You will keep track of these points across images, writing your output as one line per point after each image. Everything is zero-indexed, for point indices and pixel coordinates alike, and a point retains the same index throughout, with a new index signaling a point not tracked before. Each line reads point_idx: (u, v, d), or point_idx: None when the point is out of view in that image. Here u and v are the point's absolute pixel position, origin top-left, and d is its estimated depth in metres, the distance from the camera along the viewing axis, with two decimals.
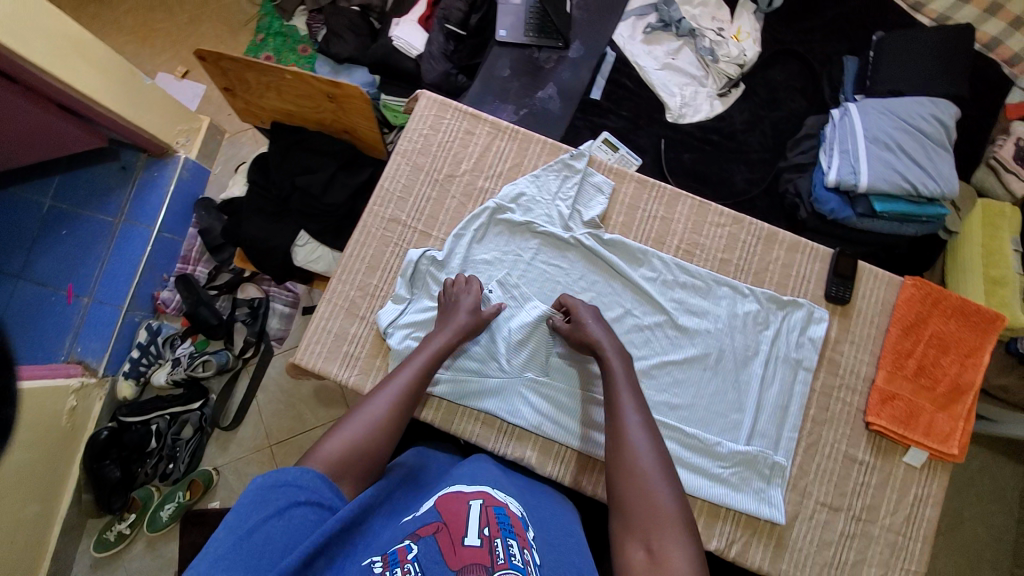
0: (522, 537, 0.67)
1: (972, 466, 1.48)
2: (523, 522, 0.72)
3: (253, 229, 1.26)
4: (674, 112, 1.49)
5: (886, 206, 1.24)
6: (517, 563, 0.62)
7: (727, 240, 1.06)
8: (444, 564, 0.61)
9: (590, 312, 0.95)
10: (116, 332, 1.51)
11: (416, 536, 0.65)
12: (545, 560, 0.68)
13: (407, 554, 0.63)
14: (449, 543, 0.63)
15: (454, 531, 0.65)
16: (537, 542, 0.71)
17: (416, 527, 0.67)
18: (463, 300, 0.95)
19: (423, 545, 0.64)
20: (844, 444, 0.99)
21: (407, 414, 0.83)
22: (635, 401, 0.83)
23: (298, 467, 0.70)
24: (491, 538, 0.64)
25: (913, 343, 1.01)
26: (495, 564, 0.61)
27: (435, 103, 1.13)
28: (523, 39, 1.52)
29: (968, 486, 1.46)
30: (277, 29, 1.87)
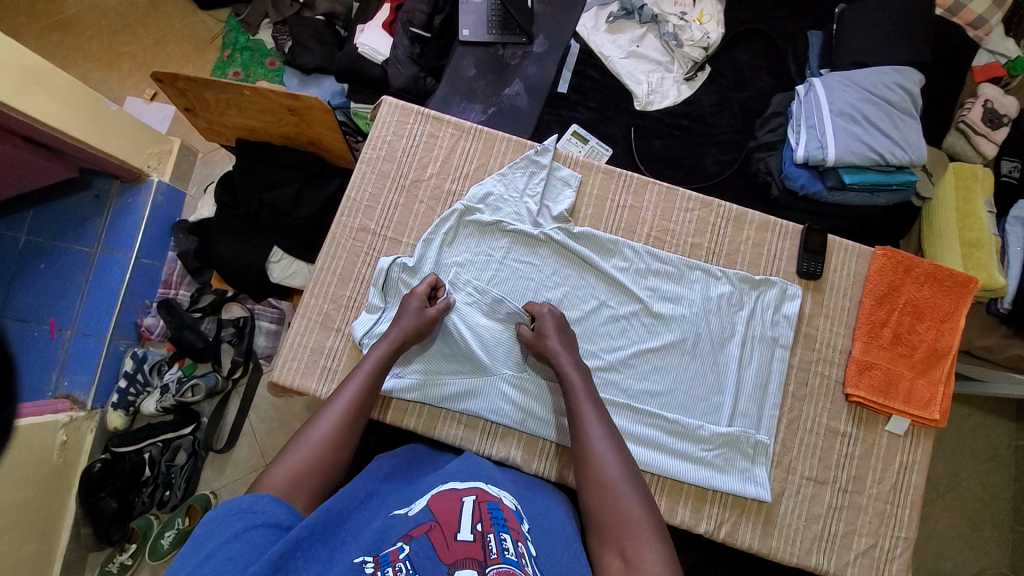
0: (515, 531, 0.68)
1: (962, 428, 1.49)
2: (518, 515, 0.73)
3: (224, 249, 1.25)
4: (642, 100, 1.49)
5: (855, 178, 1.24)
6: (510, 556, 0.63)
7: (697, 224, 1.06)
8: (438, 560, 0.60)
9: (552, 319, 0.94)
10: (101, 364, 1.49)
11: (409, 536, 0.64)
12: (539, 553, 0.69)
13: (400, 554, 0.61)
14: (442, 540, 0.63)
15: (446, 528, 0.65)
16: (532, 533, 0.72)
17: (408, 528, 0.66)
18: (408, 308, 0.94)
19: (416, 544, 0.63)
20: (825, 417, 0.99)
21: (356, 429, 0.81)
22: (597, 412, 0.83)
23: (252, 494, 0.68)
24: (484, 533, 0.65)
25: (888, 312, 1.02)
26: (488, 559, 0.61)
27: (396, 108, 1.12)
28: (486, 37, 1.51)
29: (959, 448, 1.47)
30: (243, 44, 1.86)
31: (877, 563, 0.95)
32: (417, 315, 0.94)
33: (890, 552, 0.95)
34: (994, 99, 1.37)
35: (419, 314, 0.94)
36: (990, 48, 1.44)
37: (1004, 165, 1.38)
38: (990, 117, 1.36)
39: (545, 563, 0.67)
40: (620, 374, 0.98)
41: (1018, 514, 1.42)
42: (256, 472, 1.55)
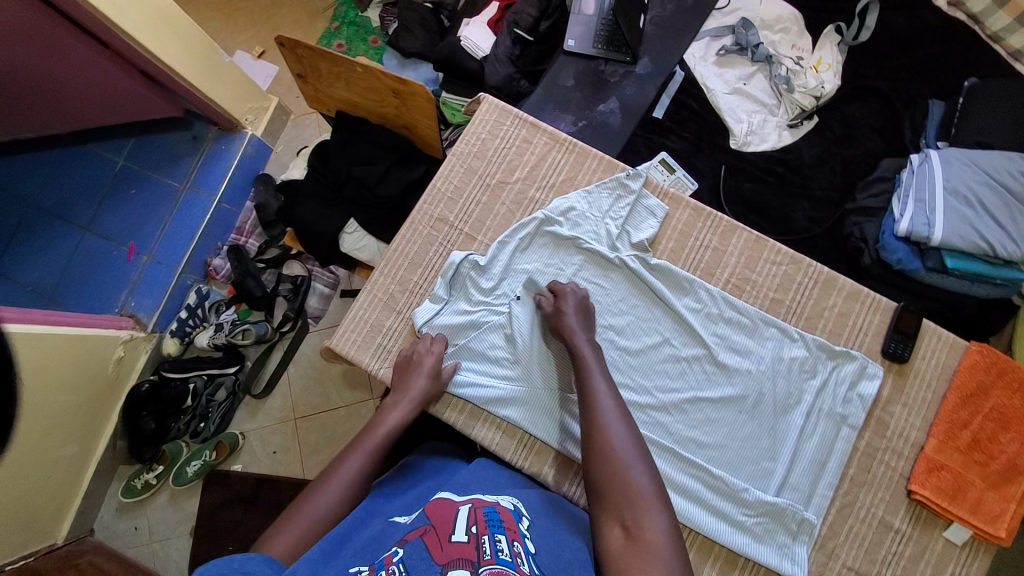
0: (511, 532, 0.68)
1: None
2: (515, 516, 0.73)
3: (306, 212, 1.29)
4: (739, 139, 1.44)
5: (959, 263, 1.15)
6: (504, 557, 0.62)
7: (781, 280, 1.01)
8: (431, 561, 0.59)
9: (575, 301, 0.95)
10: (168, 292, 1.58)
11: (403, 542, 0.65)
12: (539, 552, 0.67)
13: (394, 557, 0.62)
14: (435, 542, 0.62)
15: (440, 531, 0.65)
16: (530, 533, 0.71)
17: (404, 535, 0.67)
18: (421, 368, 0.94)
19: (410, 547, 0.63)
20: (881, 509, 0.92)
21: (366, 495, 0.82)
22: (605, 382, 0.83)
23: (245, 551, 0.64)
24: (477, 535, 0.64)
25: (971, 413, 0.94)
26: (481, 559, 0.60)
27: (496, 108, 1.13)
28: (591, 50, 1.50)
29: None
30: (352, 18, 1.93)
31: None
32: (432, 378, 0.94)
33: None
34: None
35: (433, 376, 0.94)
36: None
37: None
38: None
39: (544, 560, 0.66)
40: (670, 417, 0.95)
41: None
42: (284, 424, 1.60)
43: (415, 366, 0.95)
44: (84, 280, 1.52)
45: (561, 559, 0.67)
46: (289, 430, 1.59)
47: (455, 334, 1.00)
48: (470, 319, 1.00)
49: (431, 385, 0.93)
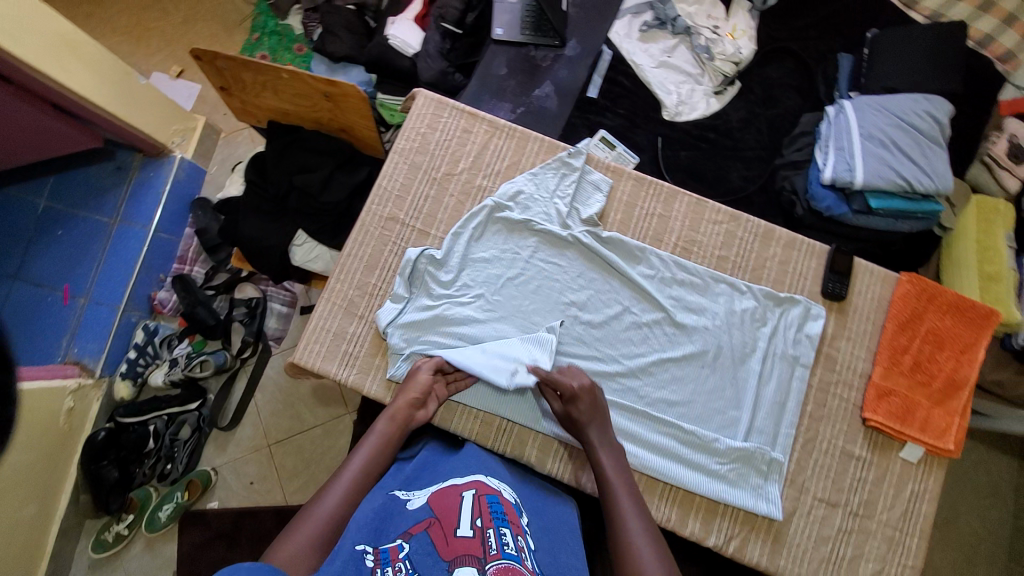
0: (515, 525, 0.70)
1: (968, 462, 1.56)
2: (516, 509, 0.75)
3: (250, 229, 1.25)
4: (671, 110, 1.50)
5: (882, 203, 1.24)
6: (509, 551, 0.64)
7: (724, 237, 1.07)
8: (437, 557, 0.61)
9: (586, 392, 0.89)
10: (114, 332, 1.51)
11: (409, 534, 0.65)
12: (538, 549, 0.71)
13: (400, 553, 0.63)
14: (441, 537, 0.64)
15: (446, 524, 0.66)
16: (531, 527, 0.74)
17: (409, 524, 0.67)
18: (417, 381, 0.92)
19: (415, 542, 0.64)
20: (841, 439, 0.99)
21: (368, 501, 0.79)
22: (611, 452, 0.87)
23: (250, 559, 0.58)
24: (483, 529, 0.66)
25: (908, 339, 1.02)
26: (487, 554, 0.62)
27: (432, 101, 1.13)
28: (519, 38, 1.52)
29: (964, 480, 1.55)
30: (272, 27, 1.87)
31: None
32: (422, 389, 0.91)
33: None
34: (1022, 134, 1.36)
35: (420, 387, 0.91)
36: (1019, 83, 1.44)
37: None
38: (1017, 152, 1.36)
39: (543, 558, 0.70)
40: (640, 382, 0.98)
41: (1018, 552, 1.50)
42: (258, 452, 1.55)
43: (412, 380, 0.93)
44: (19, 331, 1.40)
45: (559, 562, 0.71)
46: (264, 457, 1.54)
47: (421, 332, 0.99)
48: (434, 314, 0.99)
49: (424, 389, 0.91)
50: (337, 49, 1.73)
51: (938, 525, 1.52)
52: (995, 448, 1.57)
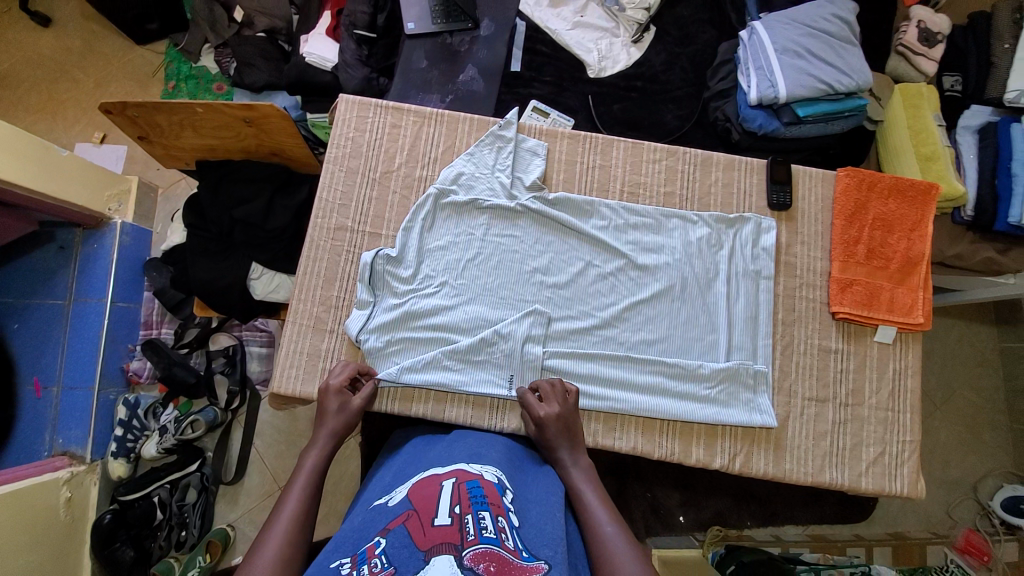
0: (496, 506, 0.70)
1: (957, 337, 1.72)
2: (499, 489, 0.75)
3: (202, 271, 1.23)
4: (595, 67, 1.51)
5: (809, 110, 1.27)
6: (488, 534, 0.64)
7: (666, 174, 1.08)
8: (414, 548, 0.61)
9: (553, 418, 0.91)
10: (94, 415, 1.46)
11: (386, 530, 0.66)
12: (522, 525, 0.71)
13: (376, 549, 0.63)
14: (418, 528, 0.64)
15: (423, 515, 0.67)
16: (514, 505, 0.74)
17: (388, 521, 0.68)
18: (329, 409, 0.92)
19: (392, 536, 0.64)
20: (816, 337, 1.02)
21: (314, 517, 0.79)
22: (592, 484, 0.85)
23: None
24: (462, 515, 0.66)
25: (858, 230, 1.03)
26: (465, 541, 0.62)
27: (354, 104, 1.10)
28: (433, 27, 1.50)
29: (954, 358, 1.71)
30: (187, 72, 1.84)
31: (888, 469, 0.98)
32: (341, 412, 0.92)
33: (899, 457, 0.99)
34: (927, 19, 1.42)
35: (344, 410, 0.92)
36: None
37: (945, 80, 1.44)
38: (926, 36, 1.42)
39: (528, 532, 0.70)
40: (618, 329, 1.01)
41: (1015, 411, 1.68)
42: (270, 496, 1.53)
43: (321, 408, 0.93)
44: (11, 433, 1.42)
45: (544, 534, 0.70)
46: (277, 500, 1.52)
47: (394, 333, 0.99)
48: (403, 314, 0.99)
49: (339, 407, 0.92)
50: (256, 80, 1.68)
51: (936, 404, 1.69)
52: (974, 321, 1.73)
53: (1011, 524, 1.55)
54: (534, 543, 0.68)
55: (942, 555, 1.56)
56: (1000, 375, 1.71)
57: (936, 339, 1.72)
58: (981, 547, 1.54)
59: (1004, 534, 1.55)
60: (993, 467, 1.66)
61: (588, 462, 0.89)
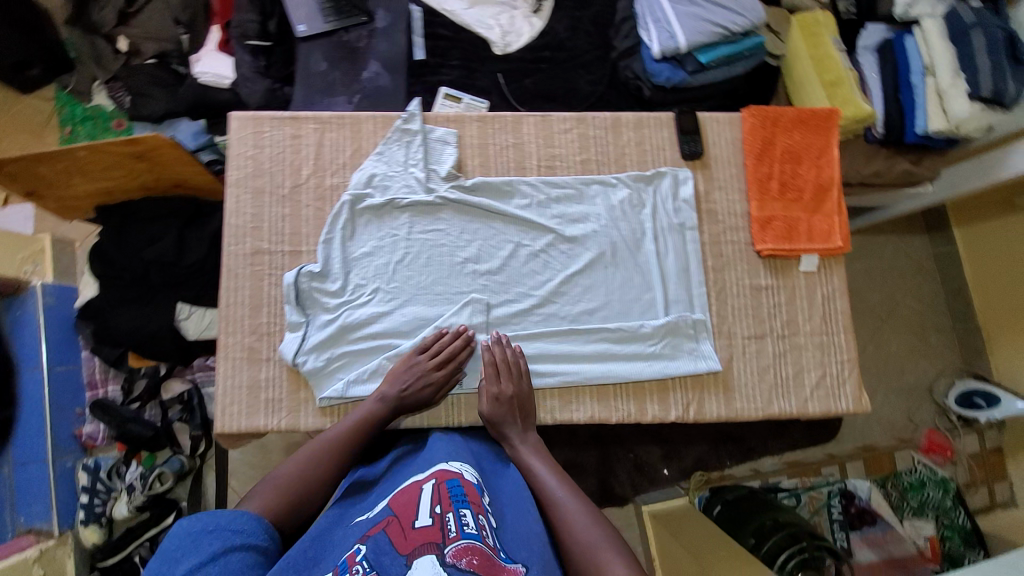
0: (475, 504, 0.73)
1: (891, 252, 1.83)
2: (478, 488, 0.78)
3: (125, 320, 1.17)
4: (500, 44, 1.48)
5: (710, 56, 1.30)
6: (470, 530, 0.69)
7: (580, 142, 1.08)
8: (396, 553, 0.66)
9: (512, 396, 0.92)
10: (53, 486, 1.38)
11: (367, 536, 0.69)
12: (500, 524, 0.76)
13: (357, 556, 0.66)
14: (399, 533, 0.68)
15: (404, 519, 0.70)
16: (492, 505, 0.78)
17: (367, 527, 0.71)
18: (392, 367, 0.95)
19: (373, 543, 0.67)
20: (746, 278, 1.05)
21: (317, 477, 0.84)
22: (546, 464, 0.87)
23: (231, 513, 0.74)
24: (443, 515, 0.70)
25: (769, 166, 1.06)
26: (446, 539, 0.67)
27: (247, 120, 1.04)
28: (325, 27, 1.46)
29: (890, 271, 1.82)
30: (82, 114, 1.71)
31: (832, 390, 1.03)
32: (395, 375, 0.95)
33: (840, 376, 1.03)
34: None
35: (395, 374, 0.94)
36: None
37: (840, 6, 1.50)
38: None
39: (505, 534, 0.75)
40: (557, 304, 1.01)
41: (956, 311, 1.80)
42: None
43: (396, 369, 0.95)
44: None
45: (519, 533, 0.75)
46: None
47: (332, 350, 0.97)
48: (338, 329, 0.97)
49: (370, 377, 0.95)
50: (154, 110, 1.61)
51: (882, 317, 1.80)
52: (905, 234, 1.85)
53: (965, 417, 1.67)
54: (511, 545, 0.73)
55: (910, 457, 1.67)
56: (937, 279, 1.83)
57: (874, 257, 1.82)
58: (942, 444, 1.68)
59: (962, 426, 1.68)
60: (942, 367, 1.78)
61: (536, 437, 0.91)
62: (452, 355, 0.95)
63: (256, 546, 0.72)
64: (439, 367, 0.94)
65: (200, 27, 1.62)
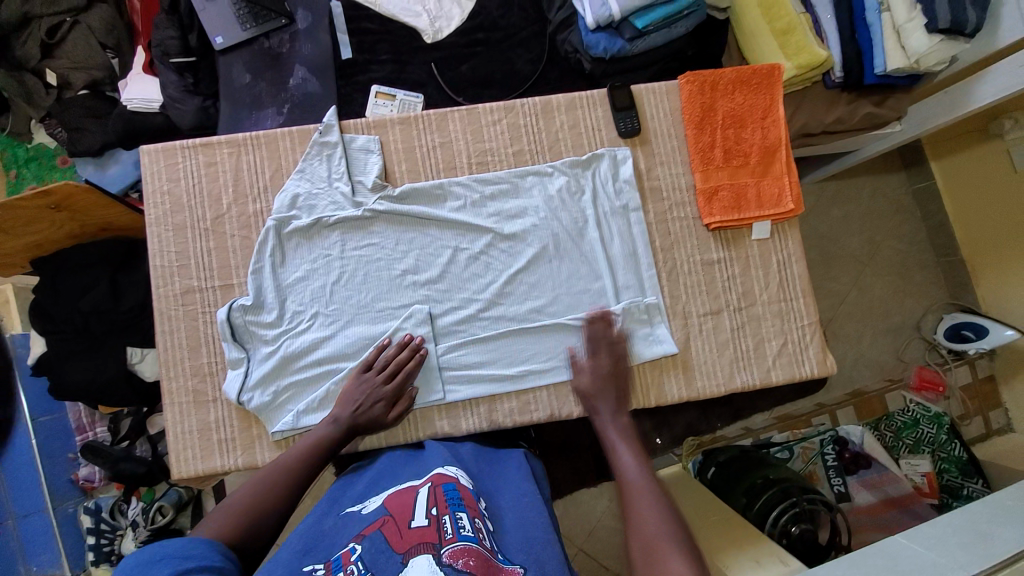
0: (472, 508, 0.69)
1: (870, 192, 1.76)
2: (474, 492, 0.74)
3: (77, 373, 1.14)
4: (429, 31, 1.39)
5: (647, 20, 1.21)
6: (466, 533, 0.64)
7: (510, 132, 1.02)
8: (391, 552, 0.62)
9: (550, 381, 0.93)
10: (58, 533, 1.40)
11: (362, 535, 0.66)
12: (497, 528, 0.71)
13: (351, 554, 0.63)
14: (395, 531, 0.65)
15: (399, 519, 0.66)
16: (489, 511, 0.74)
17: (361, 527, 0.68)
18: (346, 390, 0.90)
19: (367, 541, 0.64)
20: (697, 254, 1.00)
21: (271, 498, 0.78)
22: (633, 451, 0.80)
23: (179, 540, 0.64)
24: (439, 516, 0.66)
25: (711, 133, 1.01)
26: (443, 540, 0.63)
27: (159, 153, 1.00)
28: (244, 35, 1.36)
29: (870, 214, 1.75)
30: (24, 155, 1.68)
31: (795, 356, 0.99)
32: (346, 398, 0.89)
33: (802, 341, 1.00)
34: None
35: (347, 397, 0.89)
36: None
37: None
38: None
39: (504, 537, 0.70)
40: (504, 306, 0.97)
41: (939, 246, 1.74)
42: None
43: (349, 393, 0.90)
44: None
45: (521, 535, 0.70)
46: None
47: (277, 383, 0.94)
48: (280, 360, 0.93)
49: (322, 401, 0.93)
50: (92, 143, 1.50)
51: (864, 262, 1.74)
52: (883, 173, 1.77)
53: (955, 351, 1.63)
54: (510, 547, 0.68)
55: (903, 398, 1.65)
56: (918, 217, 1.77)
57: (852, 202, 1.76)
58: (934, 379, 1.62)
59: (952, 360, 1.65)
60: (929, 304, 1.74)
61: (628, 421, 0.85)
62: (401, 367, 0.92)
63: (213, 568, 0.63)
64: (388, 381, 0.91)
65: (127, 52, 1.55)
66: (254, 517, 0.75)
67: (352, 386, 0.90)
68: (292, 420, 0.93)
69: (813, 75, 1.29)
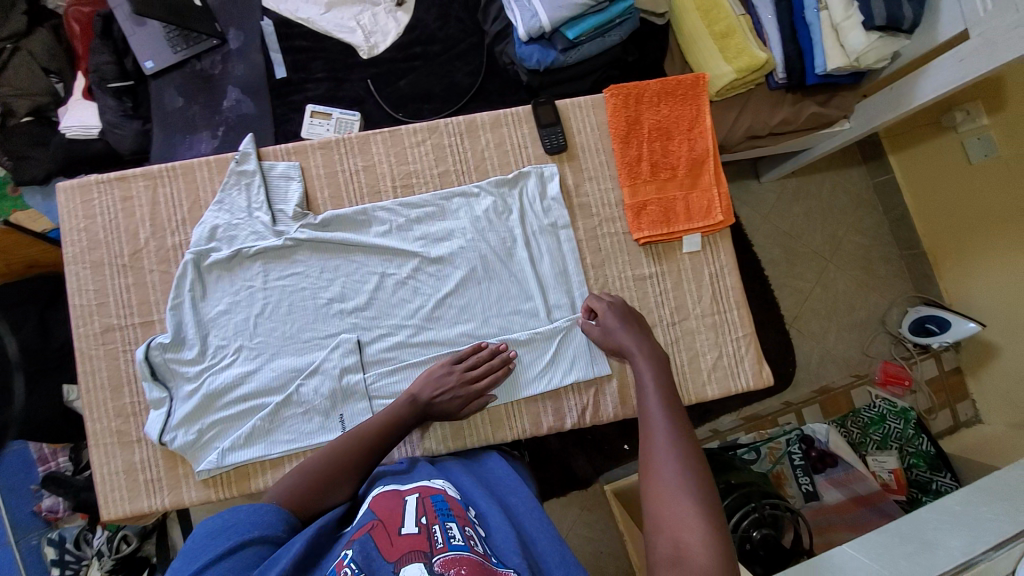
0: (461, 517, 0.66)
1: (829, 187, 1.75)
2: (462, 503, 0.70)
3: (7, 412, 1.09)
4: (364, 47, 1.37)
5: (578, 31, 1.19)
6: (458, 541, 0.60)
7: (434, 153, 1.00)
8: (382, 559, 0.57)
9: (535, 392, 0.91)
10: (22, 567, 1.35)
11: (350, 543, 0.60)
12: (487, 532, 0.67)
13: (343, 561, 0.57)
14: (385, 537, 0.60)
15: (389, 525, 0.62)
16: (479, 518, 0.70)
17: (349, 535, 0.62)
18: (433, 375, 0.87)
19: (358, 546, 0.59)
20: (628, 270, 0.99)
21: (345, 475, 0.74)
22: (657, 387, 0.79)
23: (250, 507, 0.66)
24: (429, 525, 0.62)
25: (638, 146, 1.00)
26: (434, 548, 0.58)
27: (73, 190, 0.97)
28: (175, 58, 1.33)
29: (829, 211, 1.74)
30: None
31: (730, 369, 0.98)
32: (433, 382, 0.87)
33: (737, 354, 0.99)
34: None
35: (434, 381, 0.87)
36: None
37: None
38: None
39: (495, 539, 0.66)
40: (433, 331, 0.95)
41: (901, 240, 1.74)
42: None
43: (437, 377, 0.87)
44: None
45: (510, 537, 0.66)
46: None
47: (200, 422, 0.90)
48: (201, 399, 0.90)
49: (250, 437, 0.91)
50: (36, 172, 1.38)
51: (827, 257, 1.72)
52: (842, 168, 1.77)
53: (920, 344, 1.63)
54: (503, 550, 0.64)
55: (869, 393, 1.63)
56: (879, 210, 1.76)
57: (812, 198, 1.74)
58: (899, 374, 1.62)
59: (918, 354, 1.65)
60: (895, 297, 1.73)
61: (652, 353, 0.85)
62: (489, 372, 0.90)
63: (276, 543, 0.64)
64: (475, 380, 0.89)
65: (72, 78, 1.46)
66: (316, 495, 0.72)
67: (444, 372, 0.88)
68: (219, 457, 0.90)
69: (756, 77, 1.27)
